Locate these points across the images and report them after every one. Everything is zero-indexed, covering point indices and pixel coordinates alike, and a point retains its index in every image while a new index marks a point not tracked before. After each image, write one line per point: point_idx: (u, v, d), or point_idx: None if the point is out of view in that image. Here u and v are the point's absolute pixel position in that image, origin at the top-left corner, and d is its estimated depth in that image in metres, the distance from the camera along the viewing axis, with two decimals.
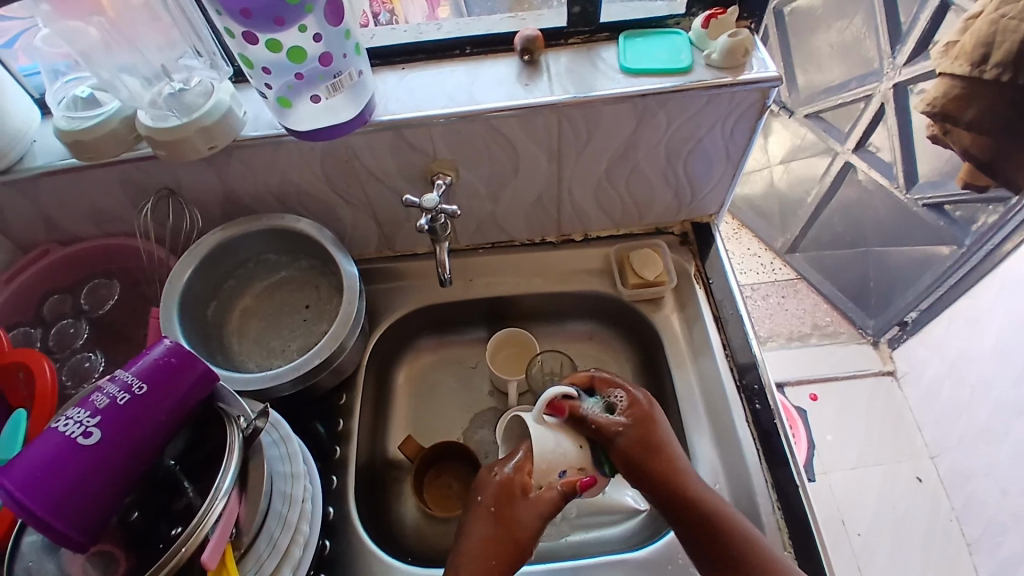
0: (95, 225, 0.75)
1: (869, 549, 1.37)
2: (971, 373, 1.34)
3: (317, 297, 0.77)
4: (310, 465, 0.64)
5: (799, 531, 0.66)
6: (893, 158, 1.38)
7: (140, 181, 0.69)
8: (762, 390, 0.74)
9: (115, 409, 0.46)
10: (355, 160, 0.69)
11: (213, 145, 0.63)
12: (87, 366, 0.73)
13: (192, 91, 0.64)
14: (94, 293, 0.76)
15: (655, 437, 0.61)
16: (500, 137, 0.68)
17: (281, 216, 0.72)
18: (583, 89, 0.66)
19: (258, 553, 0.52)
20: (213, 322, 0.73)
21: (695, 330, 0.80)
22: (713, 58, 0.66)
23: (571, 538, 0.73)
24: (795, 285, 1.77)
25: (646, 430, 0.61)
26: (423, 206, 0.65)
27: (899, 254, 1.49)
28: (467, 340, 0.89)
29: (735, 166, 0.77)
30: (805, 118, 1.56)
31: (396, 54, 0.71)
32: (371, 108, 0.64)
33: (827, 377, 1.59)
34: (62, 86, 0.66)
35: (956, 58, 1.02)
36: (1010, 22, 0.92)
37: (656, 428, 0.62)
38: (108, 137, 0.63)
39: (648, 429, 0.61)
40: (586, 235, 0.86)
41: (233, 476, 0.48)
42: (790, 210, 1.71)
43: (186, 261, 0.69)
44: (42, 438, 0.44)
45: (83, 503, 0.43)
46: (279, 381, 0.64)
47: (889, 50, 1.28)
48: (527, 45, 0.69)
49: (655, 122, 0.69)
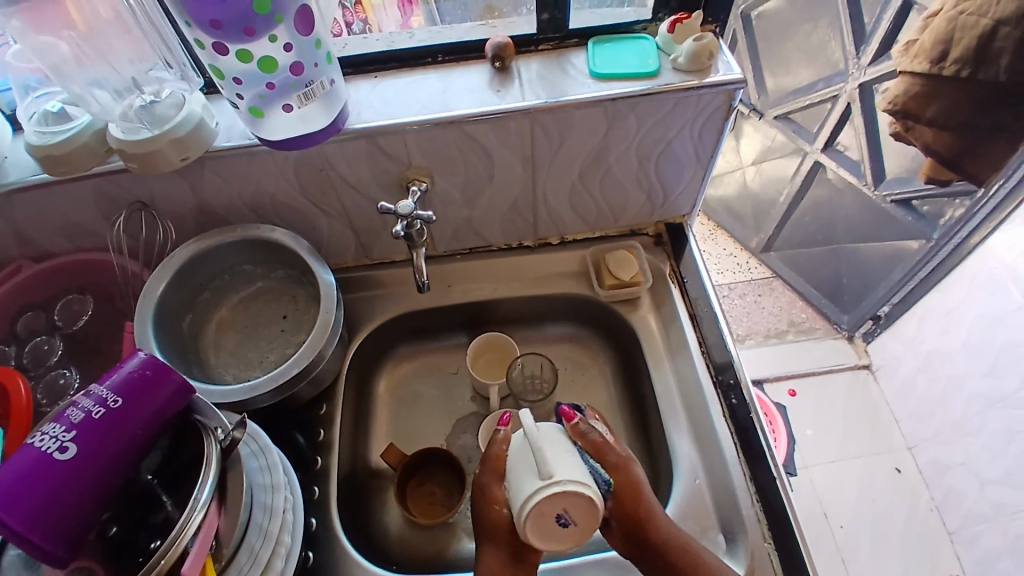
0: (68, 240, 0.74)
1: (852, 541, 1.39)
2: (945, 365, 1.37)
3: (294, 307, 0.76)
4: (291, 475, 0.63)
5: (777, 522, 0.68)
6: (861, 157, 1.42)
7: (112, 195, 0.68)
8: (738, 384, 0.75)
9: (91, 423, 0.46)
10: (330, 169, 0.69)
11: (186, 156, 0.63)
12: (62, 383, 0.72)
13: (164, 103, 0.63)
14: (68, 309, 0.75)
15: (641, 502, 0.59)
16: (475, 144, 0.69)
17: (256, 227, 0.71)
18: (554, 94, 0.67)
19: (240, 564, 0.52)
20: (189, 334, 0.73)
21: (672, 330, 0.81)
22: (679, 62, 0.68)
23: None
24: (770, 283, 1.80)
25: (636, 488, 0.59)
26: (399, 212, 0.65)
27: (870, 250, 1.52)
28: (447, 346, 0.89)
29: (706, 168, 0.78)
30: (775, 120, 1.59)
31: (367, 63, 0.72)
32: (344, 116, 0.65)
33: (805, 373, 1.62)
34: (33, 101, 0.66)
35: (916, 57, 1.06)
36: (968, 19, 0.96)
37: (644, 497, 0.59)
38: (79, 151, 0.62)
39: (633, 501, 0.59)
40: (562, 239, 0.87)
41: (212, 488, 0.47)
42: (763, 210, 1.74)
43: (160, 274, 0.68)
44: (16, 455, 0.44)
45: (59, 519, 0.43)
46: (257, 393, 0.63)
47: (853, 51, 1.32)
48: (498, 52, 0.70)
49: (624, 127, 0.70)
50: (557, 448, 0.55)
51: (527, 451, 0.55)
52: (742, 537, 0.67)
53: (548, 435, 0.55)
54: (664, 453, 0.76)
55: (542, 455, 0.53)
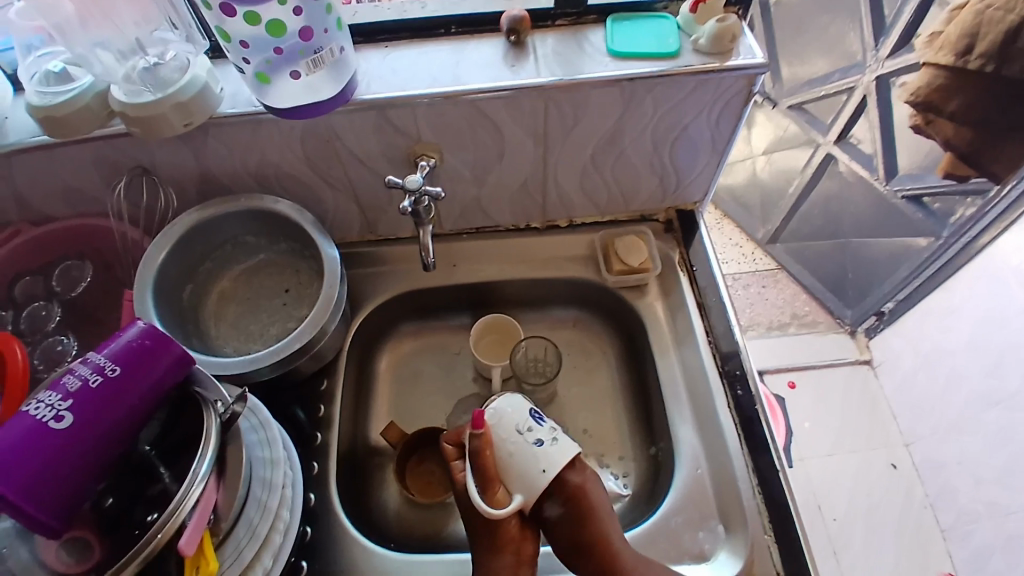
0: (68, 204, 0.72)
1: (844, 534, 1.40)
2: (945, 363, 1.37)
3: (297, 280, 0.75)
4: (291, 451, 0.62)
5: (778, 514, 0.67)
6: (874, 151, 1.40)
7: (114, 159, 0.67)
8: (744, 376, 0.74)
9: (87, 392, 0.45)
10: (335, 141, 0.67)
11: (189, 121, 0.61)
12: (59, 350, 0.70)
13: (167, 66, 0.61)
14: (67, 275, 0.73)
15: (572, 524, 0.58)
16: (486, 119, 0.67)
17: (259, 197, 0.70)
18: (570, 72, 0.65)
19: (237, 539, 0.51)
20: (190, 305, 0.71)
21: (679, 317, 0.80)
22: (700, 43, 0.66)
23: None
24: (774, 274, 1.77)
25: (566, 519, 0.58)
26: (406, 187, 0.64)
27: (877, 246, 1.51)
28: (450, 327, 0.88)
29: (721, 154, 0.76)
30: (788, 110, 1.57)
31: (379, 32, 0.70)
32: (352, 87, 0.63)
33: (806, 366, 1.61)
34: (35, 61, 0.63)
35: (940, 49, 1.04)
36: (995, 14, 0.94)
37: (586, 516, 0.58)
38: (81, 113, 0.61)
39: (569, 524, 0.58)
40: (570, 222, 0.85)
41: (211, 462, 0.46)
42: (772, 202, 1.71)
43: (160, 243, 0.67)
44: (11, 422, 0.43)
45: (53, 488, 0.42)
46: (258, 366, 0.62)
47: (872, 42, 1.30)
48: (513, 25, 0.67)
49: (641, 109, 0.68)
50: (526, 453, 0.58)
51: (513, 457, 0.58)
52: (743, 528, 0.66)
53: (546, 459, 0.58)
54: (665, 440, 0.76)
55: (516, 458, 0.58)
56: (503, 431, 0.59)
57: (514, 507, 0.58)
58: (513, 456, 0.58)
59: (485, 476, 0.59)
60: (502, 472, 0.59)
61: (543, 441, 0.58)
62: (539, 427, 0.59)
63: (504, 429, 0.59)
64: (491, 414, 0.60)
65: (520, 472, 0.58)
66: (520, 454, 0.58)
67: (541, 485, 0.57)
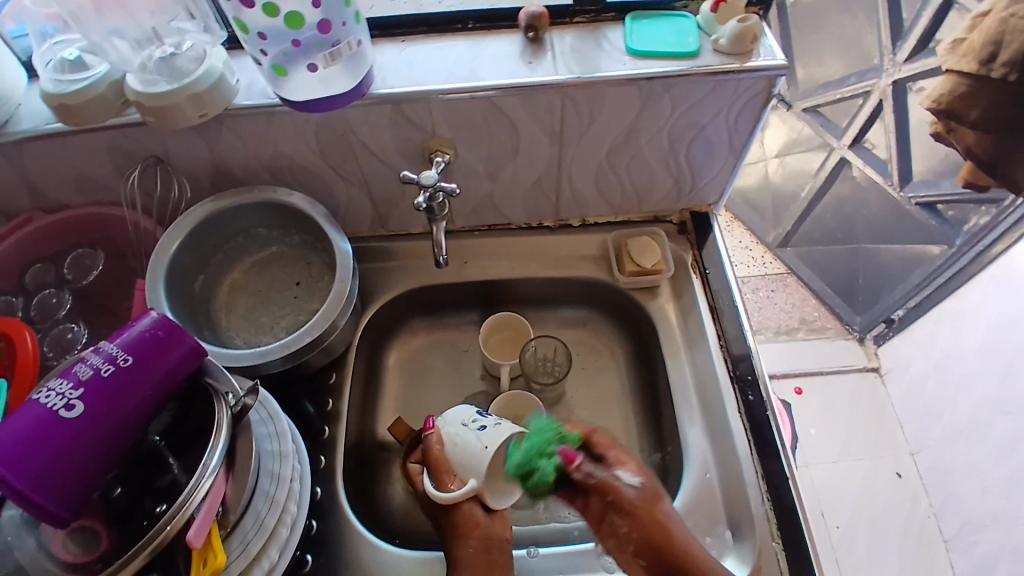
0: (80, 192, 0.72)
1: (847, 541, 1.39)
2: (954, 373, 1.36)
3: (308, 274, 0.75)
4: (300, 444, 0.62)
5: (787, 520, 0.67)
6: (889, 156, 1.38)
7: (128, 148, 0.67)
8: (756, 381, 0.74)
9: (99, 381, 0.45)
10: (350, 134, 0.67)
11: (205, 112, 0.61)
12: (70, 338, 0.70)
13: (184, 55, 0.61)
14: (78, 263, 0.73)
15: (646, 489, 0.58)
16: (502, 116, 0.67)
17: (273, 189, 0.69)
18: (587, 70, 0.64)
19: (244, 530, 0.51)
20: (201, 296, 0.71)
21: (690, 320, 0.79)
22: (721, 43, 0.65)
23: (544, 525, 0.73)
24: (784, 279, 1.76)
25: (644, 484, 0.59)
26: (422, 183, 0.63)
27: (889, 253, 1.50)
28: (459, 324, 0.87)
29: (737, 156, 0.76)
30: (802, 112, 1.55)
31: (396, 26, 0.70)
32: (369, 81, 0.62)
33: (813, 371, 1.60)
34: (50, 48, 0.63)
35: (964, 56, 1.02)
36: (1020, 22, 0.93)
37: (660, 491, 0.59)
38: (95, 102, 0.61)
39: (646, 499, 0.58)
40: (583, 221, 0.85)
41: (222, 454, 0.46)
42: (783, 205, 1.70)
43: (173, 233, 0.66)
44: (23, 410, 0.43)
45: (63, 477, 0.42)
46: (268, 359, 0.62)
47: (889, 46, 1.28)
48: (531, 22, 0.67)
49: (658, 108, 0.68)
50: (467, 437, 0.58)
51: (457, 445, 0.59)
52: (751, 535, 0.66)
53: (490, 437, 0.57)
54: (674, 442, 0.75)
55: (461, 442, 0.58)
56: (449, 424, 0.61)
57: (466, 492, 0.57)
58: (456, 444, 0.59)
59: (436, 471, 0.61)
60: (454, 462, 0.59)
61: (486, 425, 0.59)
62: (484, 417, 0.60)
63: (449, 424, 0.60)
64: (440, 415, 0.62)
65: (462, 456, 0.58)
66: (466, 438, 0.58)
67: (485, 463, 0.56)
